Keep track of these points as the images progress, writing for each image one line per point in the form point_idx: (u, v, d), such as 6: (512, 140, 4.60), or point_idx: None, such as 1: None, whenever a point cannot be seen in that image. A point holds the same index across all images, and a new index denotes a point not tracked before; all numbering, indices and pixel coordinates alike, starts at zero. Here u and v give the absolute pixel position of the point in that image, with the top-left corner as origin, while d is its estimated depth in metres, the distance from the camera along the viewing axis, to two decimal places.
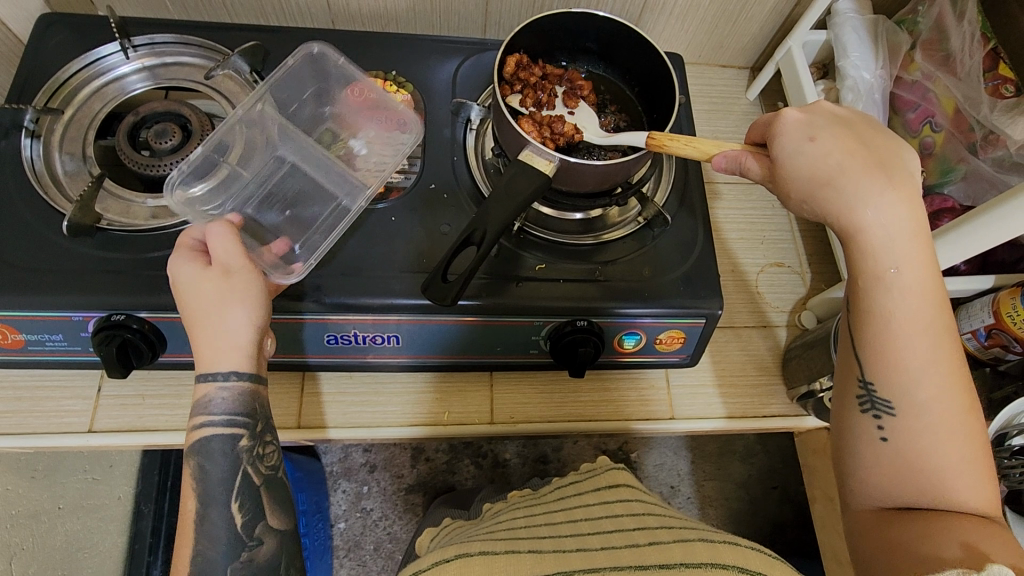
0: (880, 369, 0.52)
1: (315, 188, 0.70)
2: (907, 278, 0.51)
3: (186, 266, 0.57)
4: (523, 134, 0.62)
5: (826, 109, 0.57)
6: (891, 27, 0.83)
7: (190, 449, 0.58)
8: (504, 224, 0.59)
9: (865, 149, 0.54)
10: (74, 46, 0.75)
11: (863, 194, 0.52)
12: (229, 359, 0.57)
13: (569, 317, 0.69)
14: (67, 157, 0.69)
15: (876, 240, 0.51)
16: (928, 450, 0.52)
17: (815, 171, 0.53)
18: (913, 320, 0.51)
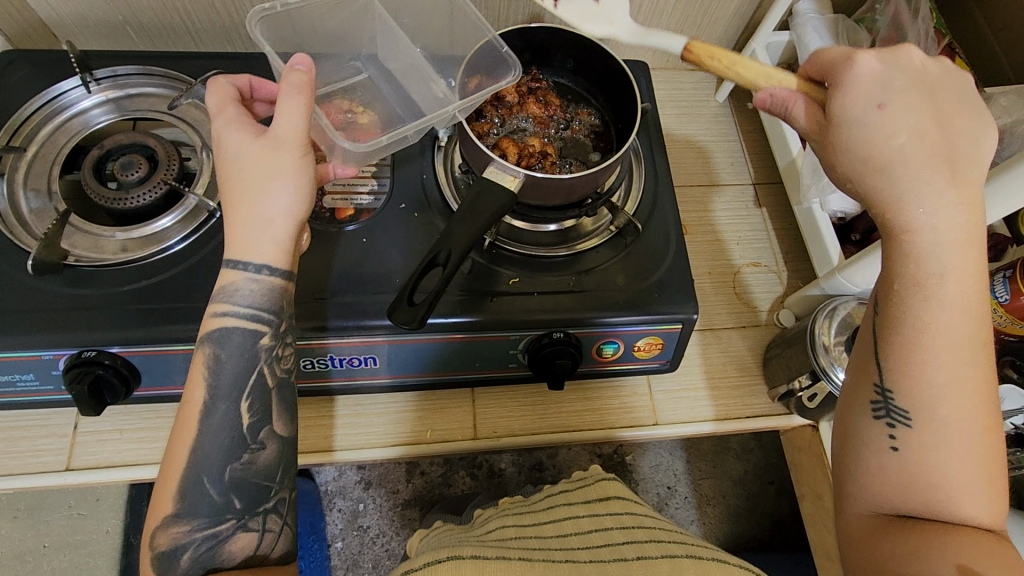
0: (901, 374, 0.49)
1: (382, 101, 0.78)
2: (947, 285, 0.47)
3: (236, 133, 0.54)
4: (486, 152, 0.63)
5: (910, 72, 0.49)
6: (850, 25, 0.84)
7: (205, 336, 0.55)
8: (469, 242, 0.59)
9: (939, 129, 0.48)
10: (37, 81, 0.74)
11: (918, 188, 0.47)
12: (267, 243, 0.55)
13: (546, 329, 0.69)
14: (32, 194, 0.69)
15: (922, 240, 0.47)
16: (939, 464, 0.48)
17: (874, 151, 0.48)
18: (950, 334, 0.48)
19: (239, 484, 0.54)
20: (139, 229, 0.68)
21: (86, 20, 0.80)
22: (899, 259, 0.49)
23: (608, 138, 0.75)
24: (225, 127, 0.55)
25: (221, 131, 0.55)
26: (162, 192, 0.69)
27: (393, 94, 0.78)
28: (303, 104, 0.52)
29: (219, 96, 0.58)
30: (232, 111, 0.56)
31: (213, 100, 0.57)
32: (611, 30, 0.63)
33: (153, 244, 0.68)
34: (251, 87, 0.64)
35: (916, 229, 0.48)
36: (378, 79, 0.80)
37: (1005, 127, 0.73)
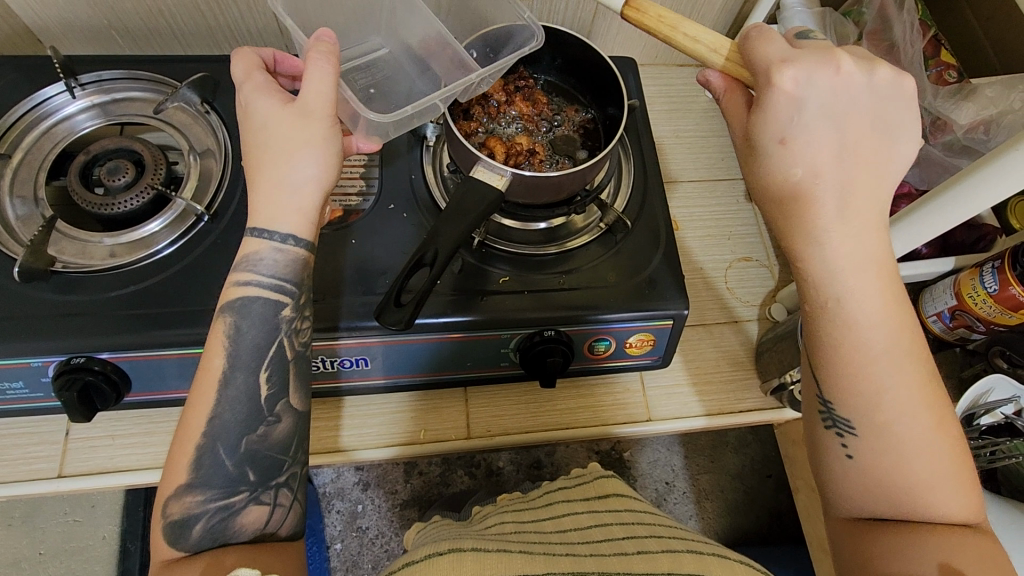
0: (837, 390, 0.52)
1: (404, 75, 0.72)
2: (858, 307, 0.50)
3: (265, 98, 0.54)
4: (473, 151, 0.63)
5: (829, 87, 0.48)
6: (838, 18, 0.83)
7: (226, 305, 0.55)
8: (456, 241, 0.59)
9: (840, 150, 0.48)
10: (22, 87, 0.74)
11: (818, 219, 0.49)
12: (292, 211, 0.54)
13: (537, 327, 0.69)
14: (18, 201, 0.68)
15: (822, 271, 0.50)
16: (899, 467, 0.50)
17: (776, 180, 0.50)
18: (866, 348, 0.50)
19: (254, 457, 0.54)
20: (127, 233, 0.68)
21: (71, 24, 0.80)
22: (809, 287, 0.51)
23: (596, 136, 0.75)
24: (252, 92, 0.54)
25: (248, 96, 0.54)
26: (150, 197, 0.69)
27: (415, 62, 0.72)
28: (332, 71, 0.52)
29: (244, 62, 0.57)
30: (259, 77, 0.55)
31: (238, 65, 0.56)
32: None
33: (141, 249, 0.67)
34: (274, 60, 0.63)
35: (819, 255, 0.50)
36: (401, 49, 0.73)
37: (991, 117, 0.73)
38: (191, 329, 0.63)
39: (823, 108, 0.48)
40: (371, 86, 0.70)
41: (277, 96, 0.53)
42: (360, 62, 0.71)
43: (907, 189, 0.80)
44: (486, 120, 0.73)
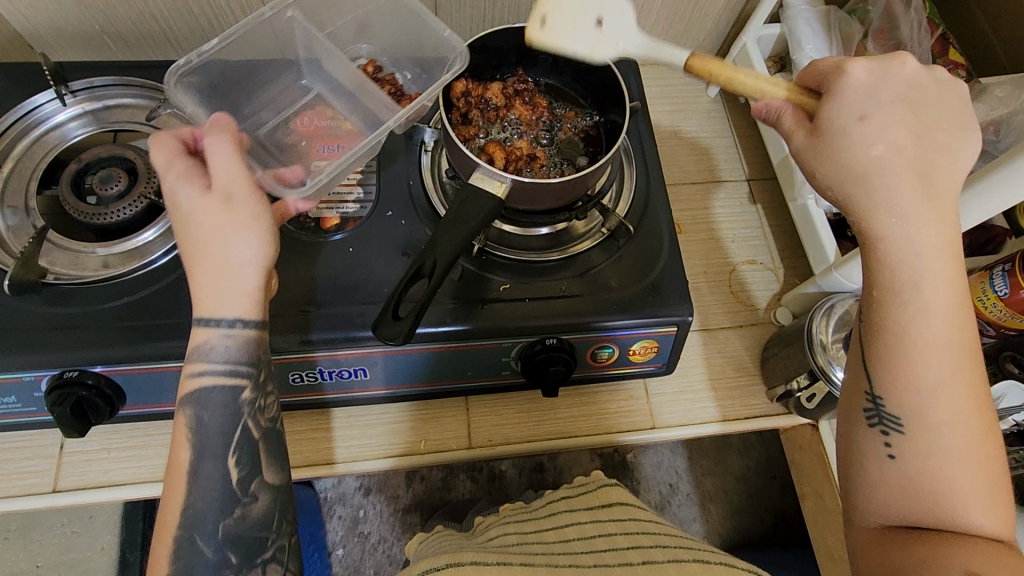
0: (891, 383, 0.49)
1: (332, 119, 0.74)
2: (926, 291, 0.47)
3: (186, 188, 0.52)
4: (471, 158, 0.61)
5: (898, 77, 0.50)
6: (843, 16, 0.82)
7: (185, 398, 0.53)
8: (453, 251, 0.58)
9: (914, 136, 0.48)
10: (13, 95, 0.73)
11: (894, 198, 0.48)
12: (234, 295, 0.52)
13: (538, 335, 0.67)
14: (8, 211, 0.67)
15: (896, 250, 0.48)
16: (942, 473, 0.48)
17: (852, 156, 0.48)
18: (930, 337, 0.48)
19: (235, 539, 0.52)
20: (120, 243, 0.67)
21: (63, 30, 0.79)
22: (874, 269, 0.49)
23: (598, 139, 0.73)
24: (176, 183, 0.53)
25: (172, 189, 0.53)
26: (143, 206, 0.68)
27: (343, 104, 0.75)
28: (232, 150, 0.53)
29: (161, 150, 0.55)
30: (182, 164, 0.54)
31: (157, 154, 0.55)
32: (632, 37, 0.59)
33: (135, 259, 0.66)
34: (194, 138, 0.57)
35: (892, 233, 0.48)
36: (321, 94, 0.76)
37: (1000, 119, 0.71)
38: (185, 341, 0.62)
39: (894, 97, 0.49)
40: (299, 134, 0.73)
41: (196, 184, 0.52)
42: (289, 111, 0.75)
43: None
44: (486, 125, 0.72)
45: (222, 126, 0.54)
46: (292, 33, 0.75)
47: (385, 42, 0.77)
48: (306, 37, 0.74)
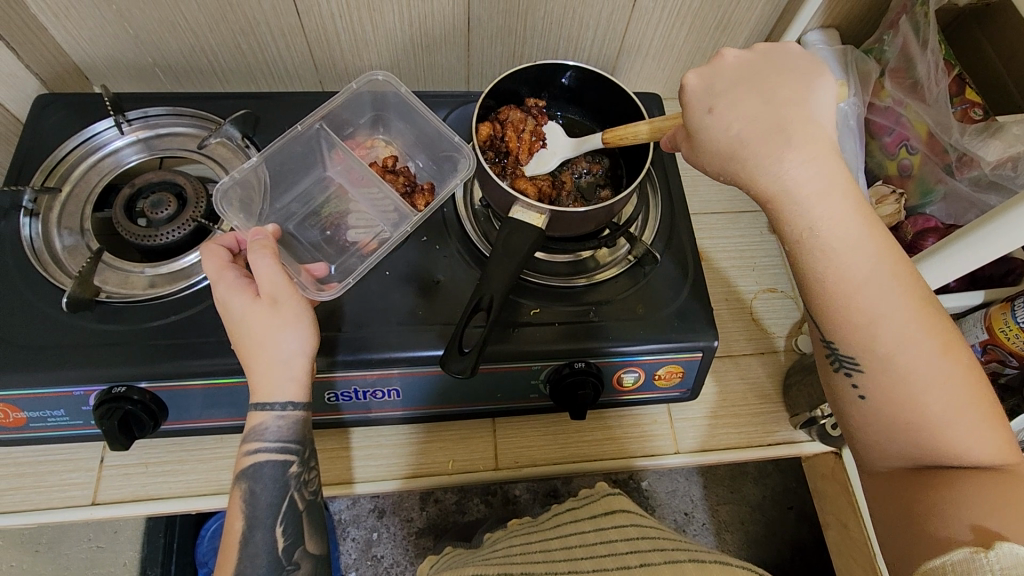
0: (837, 330, 0.53)
1: (355, 208, 0.75)
2: (826, 234, 0.51)
3: (236, 297, 0.57)
4: (511, 193, 0.65)
5: (728, 63, 0.55)
6: (859, 55, 0.86)
7: (240, 473, 0.58)
8: (506, 284, 0.62)
9: (769, 102, 0.52)
10: (71, 123, 0.77)
11: (769, 158, 0.51)
12: (287, 382, 0.57)
13: (566, 359, 0.69)
14: (65, 232, 0.71)
15: (784, 206, 0.52)
16: (920, 405, 0.51)
17: (722, 136, 0.53)
18: (851, 279, 0.51)
19: None
20: (167, 264, 0.70)
21: (118, 62, 0.84)
22: (778, 224, 0.53)
23: (619, 169, 0.77)
24: (228, 291, 0.58)
25: (224, 298, 0.58)
26: (191, 228, 0.71)
27: (365, 198, 0.76)
28: (275, 262, 0.58)
29: (213, 260, 0.60)
30: (232, 275, 0.59)
31: (209, 264, 0.60)
32: (556, 156, 0.74)
33: (181, 279, 0.69)
34: (237, 244, 0.64)
35: (782, 186, 0.51)
36: (343, 181, 0.77)
37: (1019, 155, 0.73)
38: (229, 358, 0.64)
39: (738, 75, 0.54)
40: (326, 227, 0.74)
41: (247, 292, 0.57)
42: (317, 204, 0.75)
43: (933, 223, 0.83)
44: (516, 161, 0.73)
45: (262, 240, 0.59)
46: (319, 139, 0.77)
47: (402, 136, 0.81)
48: (332, 142, 0.77)
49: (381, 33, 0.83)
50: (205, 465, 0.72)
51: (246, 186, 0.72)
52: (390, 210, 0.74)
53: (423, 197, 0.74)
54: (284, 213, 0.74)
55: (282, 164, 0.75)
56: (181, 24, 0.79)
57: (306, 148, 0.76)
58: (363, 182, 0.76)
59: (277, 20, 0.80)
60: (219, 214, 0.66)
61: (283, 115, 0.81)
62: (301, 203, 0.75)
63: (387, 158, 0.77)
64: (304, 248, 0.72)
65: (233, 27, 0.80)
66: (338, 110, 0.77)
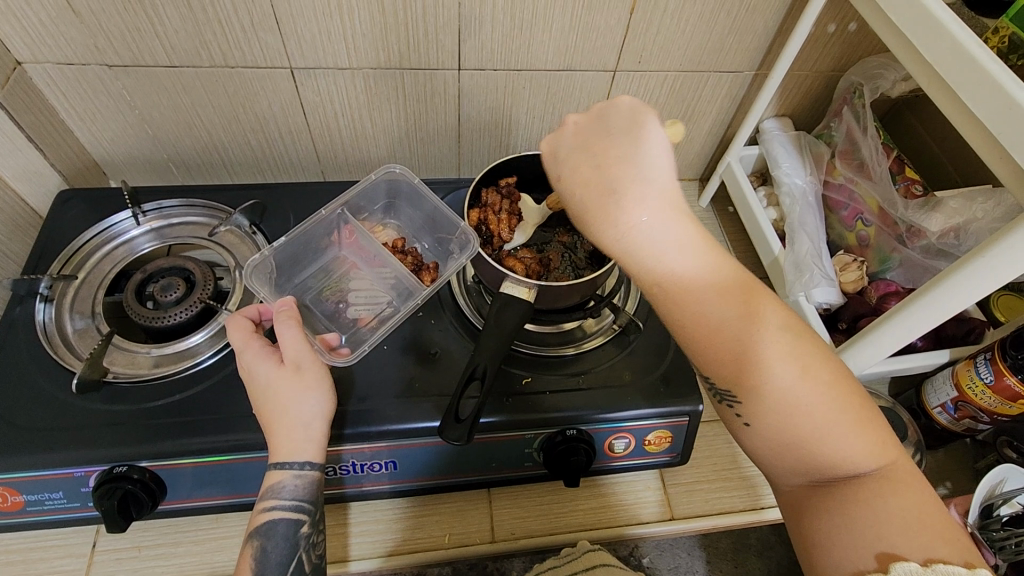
0: (708, 364, 0.55)
1: (366, 283, 0.80)
2: (678, 275, 0.55)
3: (262, 363, 0.61)
4: (501, 269, 0.70)
5: (568, 133, 0.61)
6: (811, 140, 0.97)
7: (254, 530, 0.58)
8: (500, 353, 0.66)
9: (602, 164, 0.58)
10: (89, 215, 0.83)
11: (607, 216, 0.56)
12: (306, 442, 0.59)
13: (559, 427, 0.71)
14: (77, 316, 0.75)
15: (636, 257, 0.56)
16: (794, 425, 0.52)
17: (571, 202, 0.59)
18: (706, 317, 0.54)
19: None
20: (173, 345, 0.73)
21: (135, 159, 0.91)
22: (637, 274, 0.56)
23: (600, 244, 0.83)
24: (253, 359, 0.61)
25: (249, 366, 0.61)
26: (197, 309, 0.74)
27: (376, 274, 0.81)
28: (299, 331, 0.62)
29: (239, 330, 0.63)
30: (258, 344, 0.62)
31: (235, 335, 0.63)
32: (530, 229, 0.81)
33: (185, 359, 0.72)
34: (260, 314, 0.69)
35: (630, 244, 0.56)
36: (354, 258, 0.82)
37: (959, 225, 0.81)
38: (229, 435, 0.66)
39: (578, 142, 0.60)
40: (339, 300, 0.78)
41: (271, 359, 0.61)
42: (331, 280, 0.80)
43: (895, 287, 0.89)
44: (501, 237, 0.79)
45: (287, 310, 0.64)
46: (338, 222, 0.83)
47: (410, 220, 0.87)
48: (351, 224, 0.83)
49: (379, 128, 0.92)
50: (199, 546, 0.71)
51: (270, 266, 0.77)
52: (400, 287, 0.79)
53: (430, 275, 0.79)
54: (299, 288, 0.79)
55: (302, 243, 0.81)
56: (196, 124, 0.87)
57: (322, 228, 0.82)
58: (375, 261, 0.81)
59: (285, 120, 0.88)
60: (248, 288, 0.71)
61: (289, 203, 0.88)
62: (314, 279, 0.80)
63: (397, 240, 0.82)
64: (318, 319, 0.76)
65: (244, 127, 0.88)
66: (359, 196, 0.85)
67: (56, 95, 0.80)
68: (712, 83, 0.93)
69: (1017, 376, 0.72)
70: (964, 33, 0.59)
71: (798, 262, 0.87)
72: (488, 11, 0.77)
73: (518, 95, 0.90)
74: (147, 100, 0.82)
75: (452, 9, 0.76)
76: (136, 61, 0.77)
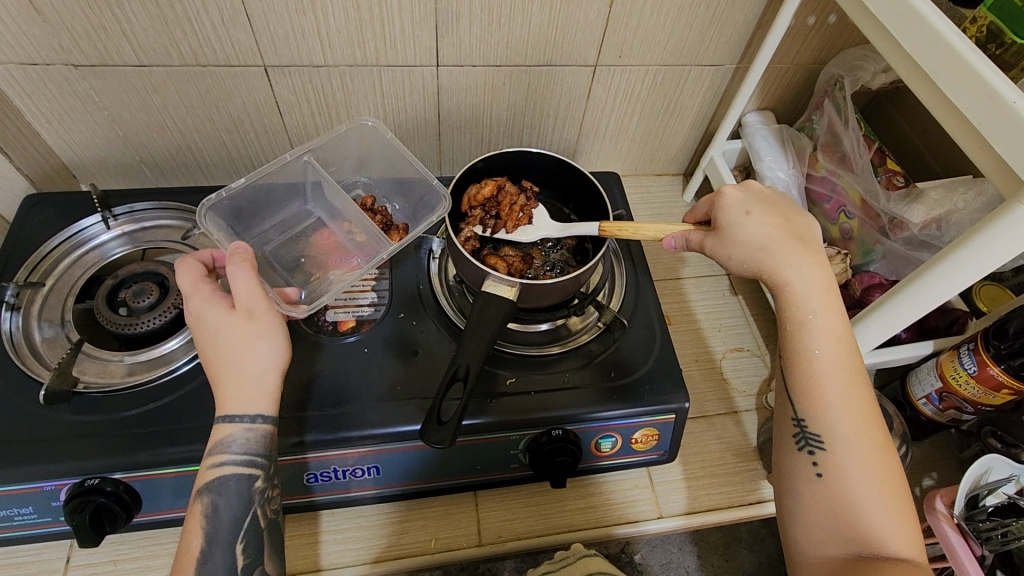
0: (810, 407, 0.58)
1: (329, 240, 0.80)
2: (824, 323, 0.59)
3: (213, 310, 0.59)
4: (482, 267, 0.69)
5: (755, 187, 0.67)
6: (793, 132, 0.96)
7: (203, 487, 0.57)
8: (480, 355, 0.64)
9: (788, 221, 0.64)
10: (58, 220, 0.80)
11: (788, 257, 0.61)
12: (257, 393, 0.58)
13: (544, 427, 0.70)
14: (46, 324, 0.72)
15: (799, 291, 0.60)
16: (860, 487, 0.54)
17: (744, 232, 0.63)
18: (828, 366, 0.58)
19: None
20: (147, 351, 0.71)
21: (105, 161, 0.88)
22: (788, 305, 0.60)
23: (584, 241, 0.82)
24: (202, 303, 0.60)
25: (198, 310, 0.59)
26: (171, 315, 0.73)
27: (342, 231, 0.81)
28: (253, 275, 0.60)
29: (189, 275, 0.62)
30: (207, 288, 0.61)
31: (184, 279, 0.61)
32: (539, 232, 0.79)
33: (160, 366, 0.70)
34: (213, 258, 0.68)
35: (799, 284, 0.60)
36: (321, 214, 0.83)
37: (941, 217, 0.81)
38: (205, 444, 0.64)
39: (760, 198, 0.66)
40: (302, 255, 0.78)
41: (222, 304, 0.59)
42: (295, 234, 0.81)
43: (878, 279, 0.88)
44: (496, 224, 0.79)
45: (241, 254, 0.62)
46: (307, 173, 0.82)
47: (382, 180, 0.86)
48: (317, 176, 0.82)
49: None
50: None
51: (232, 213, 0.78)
52: (365, 244, 0.78)
53: (398, 233, 0.79)
54: (262, 239, 0.80)
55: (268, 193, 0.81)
56: (168, 125, 0.84)
57: (288, 180, 0.82)
58: (340, 219, 0.82)
59: (260, 119, 0.86)
60: (206, 235, 0.72)
61: None
62: (277, 231, 0.81)
63: (366, 198, 0.82)
64: (278, 272, 0.76)
65: (218, 127, 0.86)
66: (330, 145, 0.82)
67: (20, 98, 0.77)
68: (693, 77, 0.92)
69: (1001, 366, 0.72)
70: (943, 23, 0.58)
71: None
72: (465, 5, 0.76)
73: (497, 90, 0.88)
74: (116, 100, 0.80)
75: (428, 4, 0.75)
76: (103, 61, 0.75)
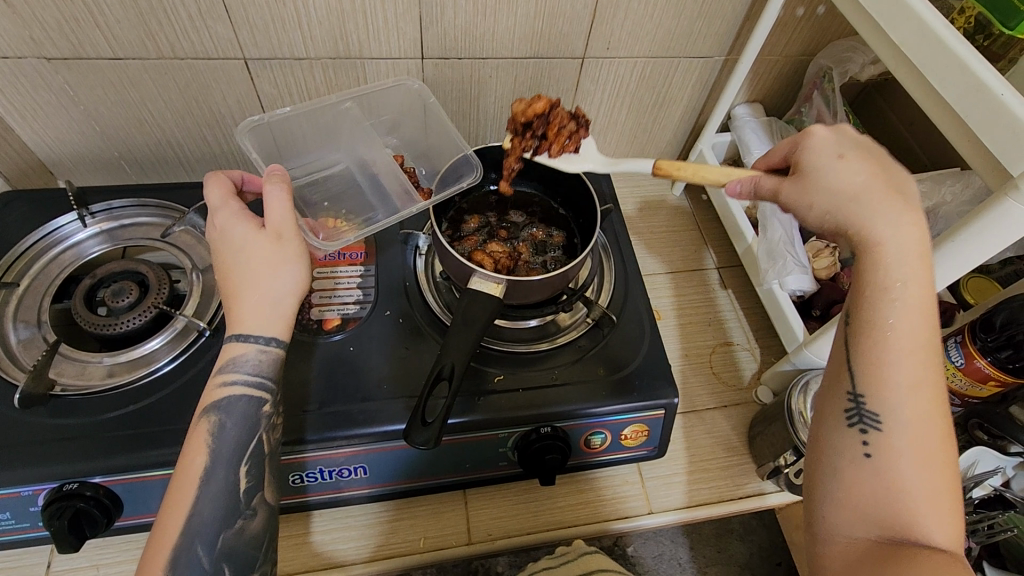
0: (872, 380, 0.49)
1: (354, 189, 0.79)
2: (912, 292, 0.49)
3: (240, 225, 0.58)
4: (469, 265, 0.68)
5: (851, 135, 0.58)
6: (782, 126, 0.96)
7: (211, 405, 0.55)
8: (466, 351, 0.63)
9: (884, 175, 0.54)
10: (34, 219, 0.79)
11: (880, 212, 0.51)
12: (274, 318, 0.57)
13: (533, 425, 0.70)
14: (21, 325, 0.70)
15: (891, 251, 0.50)
16: (910, 474, 0.47)
17: (830, 181, 0.54)
18: (906, 340, 0.48)
19: (230, 554, 0.53)
20: (126, 352, 0.69)
21: (83, 157, 0.86)
22: (875, 261, 0.50)
23: (572, 235, 0.82)
24: (228, 219, 0.59)
25: (225, 224, 0.58)
26: (151, 315, 0.71)
27: (369, 185, 0.80)
28: (287, 196, 0.59)
29: (219, 190, 0.61)
30: (235, 206, 0.60)
31: (214, 192, 0.61)
32: (584, 164, 0.73)
33: (140, 367, 0.69)
34: (241, 180, 0.69)
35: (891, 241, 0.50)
36: (348, 163, 0.82)
37: (929, 209, 0.80)
38: None
39: (852, 146, 0.56)
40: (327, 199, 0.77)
41: (252, 223, 0.58)
42: (321, 178, 0.80)
43: None
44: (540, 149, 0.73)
45: (276, 175, 0.60)
46: (343, 120, 0.82)
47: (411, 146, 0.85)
48: (353, 124, 0.83)
49: None
50: None
51: (264, 143, 0.77)
52: (390, 201, 0.77)
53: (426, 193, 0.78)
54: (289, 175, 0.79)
55: (302, 131, 0.80)
56: (148, 120, 0.83)
57: (323, 124, 0.81)
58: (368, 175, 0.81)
59: (242, 113, 0.84)
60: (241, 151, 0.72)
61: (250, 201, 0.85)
62: (304, 172, 0.80)
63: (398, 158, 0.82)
64: (300, 208, 0.75)
65: (199, 121, 0.84)
66: (371, 97, 0.82)
67: None
68: (682, 70, 0.91)
69: (987, 358, 0.72)
70: (933, 17, 0.58)
71: (770, 250, 0.87)
72: None
73: (484, 83, 0.87)
74: (93, 94, 0.78)
75: None
76: (77, 54, 0.73)
